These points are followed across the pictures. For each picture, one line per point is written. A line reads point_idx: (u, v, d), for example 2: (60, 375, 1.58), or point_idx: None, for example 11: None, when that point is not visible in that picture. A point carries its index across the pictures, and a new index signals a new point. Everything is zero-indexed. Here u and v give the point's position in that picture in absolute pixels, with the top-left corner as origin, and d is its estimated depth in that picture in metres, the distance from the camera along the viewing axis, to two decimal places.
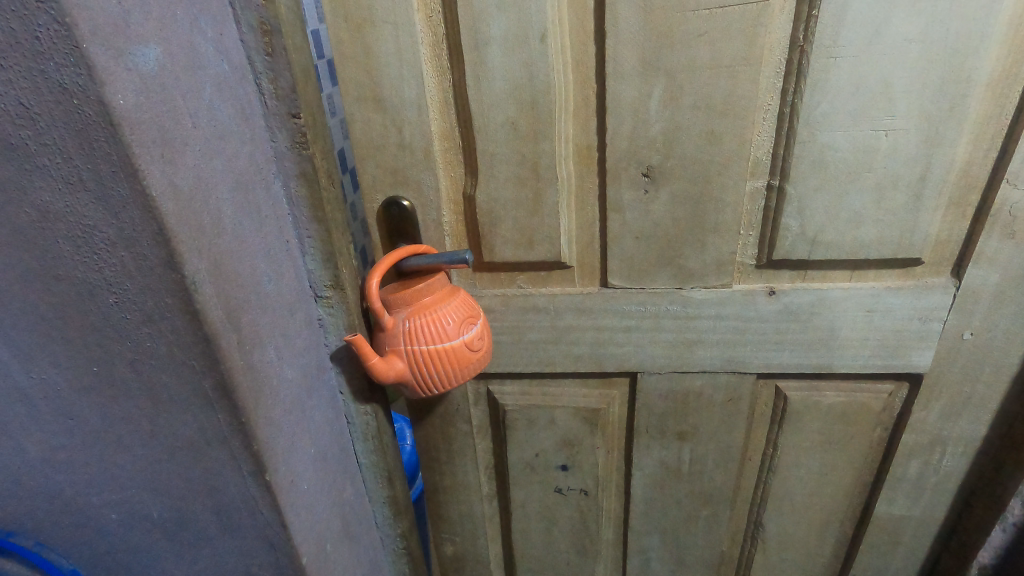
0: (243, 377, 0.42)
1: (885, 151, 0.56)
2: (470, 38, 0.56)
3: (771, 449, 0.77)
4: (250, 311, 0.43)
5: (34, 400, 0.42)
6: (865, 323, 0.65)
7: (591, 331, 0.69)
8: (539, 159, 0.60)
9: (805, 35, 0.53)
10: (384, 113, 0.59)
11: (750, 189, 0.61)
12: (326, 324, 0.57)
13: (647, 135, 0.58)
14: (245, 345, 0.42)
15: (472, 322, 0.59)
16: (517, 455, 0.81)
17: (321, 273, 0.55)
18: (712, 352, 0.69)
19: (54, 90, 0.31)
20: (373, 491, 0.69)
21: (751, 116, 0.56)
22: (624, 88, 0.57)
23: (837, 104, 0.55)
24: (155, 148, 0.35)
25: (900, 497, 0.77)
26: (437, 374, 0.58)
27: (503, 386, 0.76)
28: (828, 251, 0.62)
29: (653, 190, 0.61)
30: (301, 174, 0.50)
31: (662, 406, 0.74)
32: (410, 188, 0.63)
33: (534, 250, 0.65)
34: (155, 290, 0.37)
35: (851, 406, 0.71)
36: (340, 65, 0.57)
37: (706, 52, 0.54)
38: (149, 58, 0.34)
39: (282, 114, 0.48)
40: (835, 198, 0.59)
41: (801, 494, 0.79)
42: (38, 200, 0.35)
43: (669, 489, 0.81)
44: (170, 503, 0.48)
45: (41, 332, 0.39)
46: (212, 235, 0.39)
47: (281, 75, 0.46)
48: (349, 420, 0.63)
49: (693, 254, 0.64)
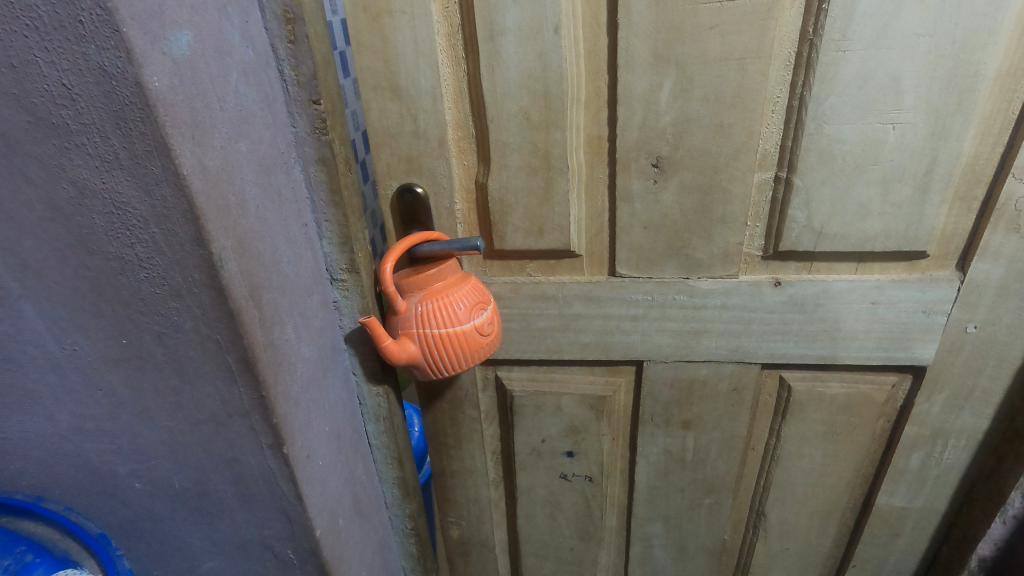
0: (264, 353, 0.44)
1: (891, 144, 0.57)
2: (485, 29, 0.57)
3: (774, 439, 0.78)
4: (271, 289, 0.45)
5: (66, 370, 0.44)
6: (870, 315, 0.66)
7: (599, 319, 0.71)
8: (551, 149, 0.61)
9: (814, 28, 0.54)
10: (400, 102, 0.61)
11: (758, 180, 0.62)
12: (341, 307, 0.59)
13: (657, 125, 0.59)
14: (266, 322, 0.44)
15: (483, 307, 0.60)
16: (524, 441, 0.83)
17: (337, 256, 0.56)
18: (717, 342, 0.70)
19: (95, 72, 0.33)
20: (383, 472, 0.71)
21: (760, 108, 0.57)
22: (636, 80, 0.58)
23: (844, 97, 0.56)
24: (186, 130, 0.36)
25: (902, 489, 0.78)
26: (448, 357, 0.60)
27: (512, 372, 0.78)
28: (834, 243, 0.63)
29: (663, 181, 0.62)
30: (320, 160, 0.52)
31: (667, 395, 0.76)
32: (423, 175, 0.64)
33: (544, 239, 0.67)
34: (183, 266, 0.39)
35: (854, 397, 0.72)
36: (358, 55, 0.59)
37: (717, 44, 0.55)
38: (181, 43, 0.36)
39: (303, 100, 0.49)
40: (842, 191, 0.60)
41: (803, 485, 0.81)
42: (76, 177, 0.36)
43: (672, 477, 0.83)
44: (191, 473, 0.50)
45: (75, 305, 0.41)
46: (237, 214, 0.41)
47: (303, 62, 0.48)
48: (361, 401, 0.65)
49: (701, 244, 0.65)
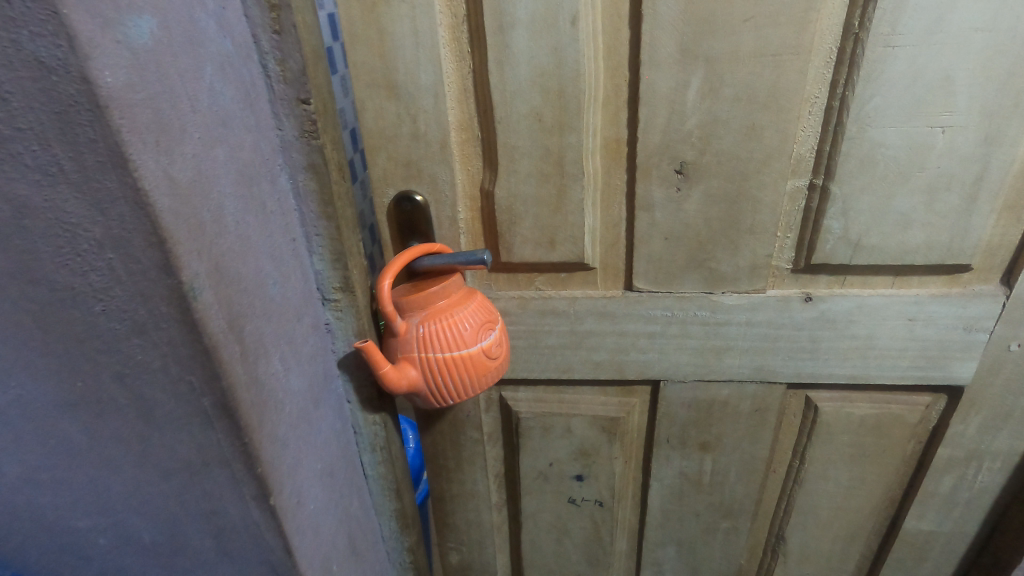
0: (246, 393, 0.38)
1: (939, 150, 0.52)
2: (494, 20, 0.51)
3: (797, 461, 0.73)
4: (254, 318, 0.39)
5: (12, 416, 0.38)
6: (906, 333, 0.61)
7: (613, 336, 0.66)
8: (565, 153, 0.56)
9: (860, 22, 0.48)
10: (398, 101, 0.55)
11: (790, 188, 0.57)
12: (334, 329, 0.53)
13: (682, 128, 0.54)
14: (248, 357, 0.38)
15: (490, 328, 0.56)
16: (530, 463, 0.78)
17: (330, 274, 0.50)
18: (740, 360, 0.65)
19: (29, 65, 0.27)
20: (380, 504, 0.65)
21: (797, 109, 0.52)
22: (660, 78, 0.52)
23: (890, 98, 0.50)
24: (149, 135, 0.30)
25: (930, 512, 0.73)
26: (453, 384, 0.55)
27: (518, 392, 0.73)
28: (871, 255, 0.58)
29: (686, 188, 0.57)
30: (309, 167, 0.45)
31: (685, 416, 0.71)
32: (424, 182, 0.59)
33: (555, 251, 0.61)
34: (148, 297, 0.33)
35: (885, 419, 0.68)
36: (351, 48, 0.53)
37: (752, 38, 0.50)
38: (142, 30, 0.30)
39: (290, 99, 0.43)
40: (883, 200, 0.55)
41: (827, 508, 0.76)
42: (13, 194, 0.30)
43: (688, 501, 0.78)
44: (163, 528, 0.43)
45: (17, 342, 0.34)
46: (213, 233, 0.35)
47: (289, 56, 0.42)
48: (356, 430, 0.59)
49: (727, 257, 0.60)
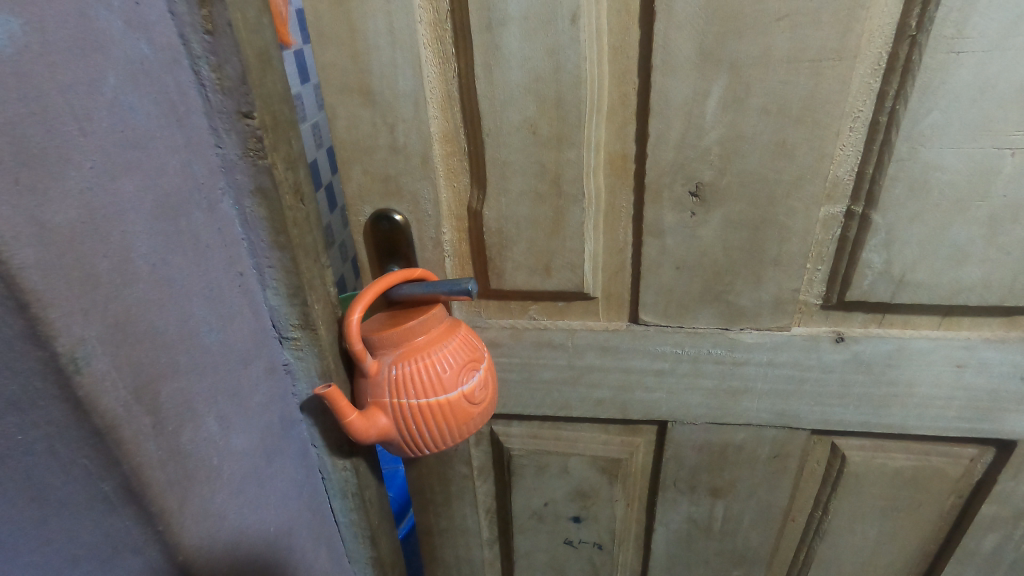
0: (155, 464, 0.32)
1: (1007, 175, 0.44)
2: (482, 17, 0.44)
3: (820, 511, 0.66)
4: (174, 373, 0.34)
5: None
6: (953, 380, 0.53)
7: (616, 373, 0.58)
8: (563, 170, 0.49)
9: (918, 21, 0.40)
10: (372, 108, 0.48)
11: (824, 214, 0.49)
12: (295, 370, 0.47)
13: (699, 144, 0.46)
14: (163, 420, 0.33)
15: (474, 368, 0.49)
16: (524, 502, 0.71)
17: (287, 310, 0.44)
18: (759, 404, 0.58)
19: None
20: (353, 552, 0.59)
21: (836, 124, 0.44)
22: (676, 86, 0.45)
23: (950, 113, 0.42)
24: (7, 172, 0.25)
25: (969, 571, 0.66)
26: (430, 432, 0.48)
27: (510, 427, 0.66)
28: (917, 293, 0.50)
29: (702, 213, 0.49)
30: (257, 190, 0.39)
31: (695, 459, 0.63)
32: (403, 200, 0.52)
33: (551, 279, 0.54)
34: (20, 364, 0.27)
35: (923, 472, 0.60)
36: (319, 48, 0.46)
37: (786, 40, 0.42)
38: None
39: (230, 112, 0.36)
40: (934, 230, 0.47)
41: (851, 561, 0.68)
42: None
43: (696, 547, 0.71)
44: None
45: None
46: (112, 279, 0.30)
47: (226, 61, 0.35)
48: (325, 475, 0.53)
49: (747, 290, 0.52)
